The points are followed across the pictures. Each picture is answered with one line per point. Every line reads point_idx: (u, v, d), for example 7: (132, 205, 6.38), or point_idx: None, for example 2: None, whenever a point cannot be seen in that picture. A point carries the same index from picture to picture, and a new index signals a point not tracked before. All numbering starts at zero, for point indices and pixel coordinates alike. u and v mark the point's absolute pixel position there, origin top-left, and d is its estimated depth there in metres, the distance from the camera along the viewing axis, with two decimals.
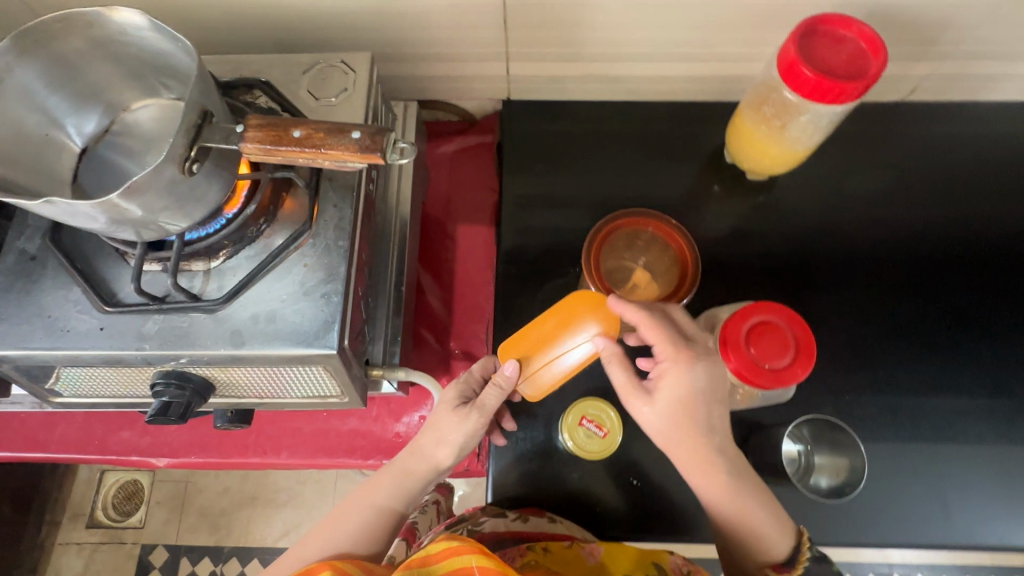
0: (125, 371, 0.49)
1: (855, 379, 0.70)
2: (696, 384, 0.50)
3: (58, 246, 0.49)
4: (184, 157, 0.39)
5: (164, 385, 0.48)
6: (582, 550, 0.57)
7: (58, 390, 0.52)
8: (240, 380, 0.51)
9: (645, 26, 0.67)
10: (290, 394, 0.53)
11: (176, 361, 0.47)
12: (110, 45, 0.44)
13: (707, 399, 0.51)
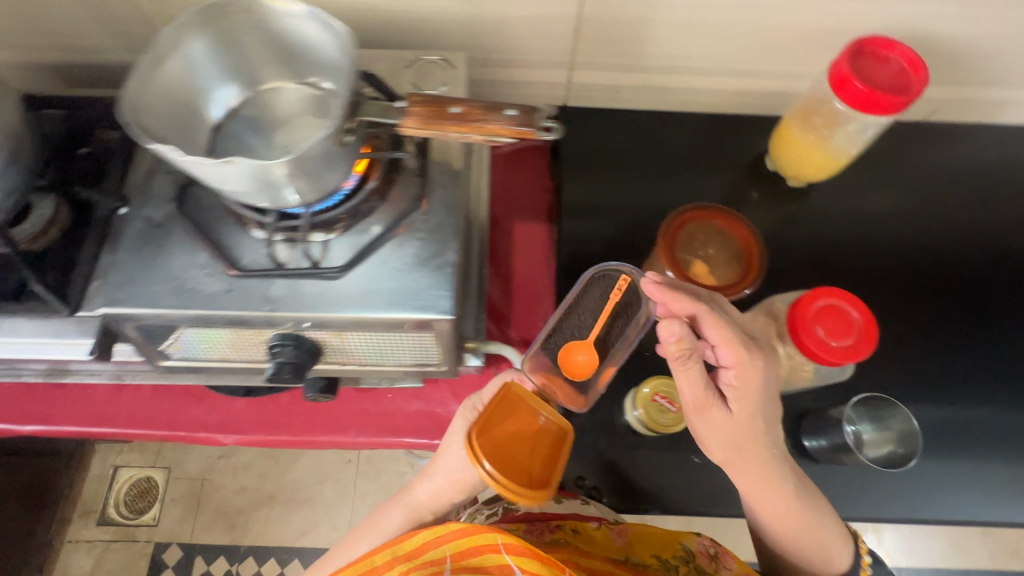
0: (244, 332, 0.52)
1: (896, 372, 0.74)
2: (767, 390, 0.56)
3: (185, 215, 0.53)
4: (342, 129, 0.43)
5: (282, 344, 0.52)
6: (610, 532, 0.63)
7: (169, 352, 0.54)
8: (349, 346, 0.54)
9: (702, 41, 0.74)
10: (392, 361, 0.57)
11: (298, 323, 0.51)
12: (263, 30, 0.49)
13: (772, 405, 0.57)
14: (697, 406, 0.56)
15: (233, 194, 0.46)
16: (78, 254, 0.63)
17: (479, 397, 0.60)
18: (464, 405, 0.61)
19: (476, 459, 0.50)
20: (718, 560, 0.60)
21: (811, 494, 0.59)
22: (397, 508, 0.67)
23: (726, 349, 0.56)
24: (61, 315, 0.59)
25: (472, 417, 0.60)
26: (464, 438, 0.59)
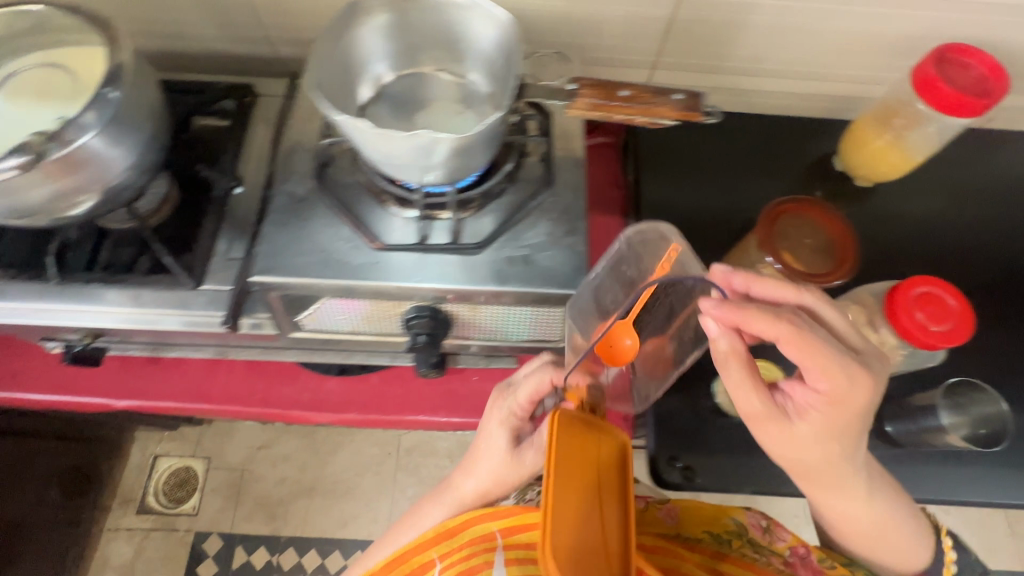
0: (384, 304, 0.54)
1: (975, 364, 0.76)
2: (858, 412, 0.51)
3: (326, 192, 0.56)
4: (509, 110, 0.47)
5: (421, 317, 0.54)
6: (658, 513, 0.68)
7: (303, 322, 0.57)
8: (475, 318, 0.58)
9: (784, 44, 0.77)
10: (515, 335, 0.62)
11: (439, 295, 0.53)
12: (421, 16, 0.51)
13: (862, 427, 0.52)
14: (768, 425, 0.52)
15: (393, 172, 0.50)
16: (196, 231, 0.65)
17: (512, 400, 0.59)
18: (495, 406, 0.61)
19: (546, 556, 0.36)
20: (771, 531, 0.65)
21: (886, 500, 0.59)
22: (440, 504, 0.64)
23: (813, 372, 0.49)
24: (186, 287, 0.62)
25: (506, 421, 0.60)
26: (504, 441, 0.59)
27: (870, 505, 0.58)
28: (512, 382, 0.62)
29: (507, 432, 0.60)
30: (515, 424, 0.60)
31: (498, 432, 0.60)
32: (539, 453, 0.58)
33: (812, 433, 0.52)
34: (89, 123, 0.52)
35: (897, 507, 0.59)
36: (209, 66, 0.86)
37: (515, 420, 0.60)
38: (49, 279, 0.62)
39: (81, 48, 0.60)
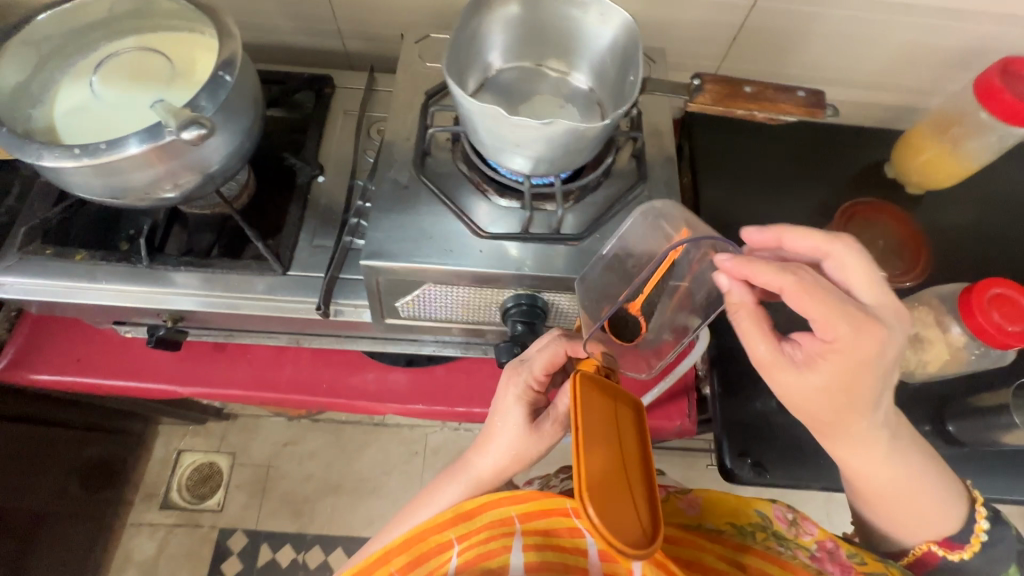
0: (487, 290, 0.56)
1: None
2: (873, 367, 0.46)
3: (429, 180, 0.56)
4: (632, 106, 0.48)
5: (518, 306, 0.56)
6: (680, 503, 0.64)
7: (402, 308, 0.59)
8: (570, 307, 0.60)
9: (847, 54, 0.79)
10: None
11: (543, 285, 0.55)
12: (540, 9, 0.52)
13: (879, 376, 0.48)
14: (779, 373, 0.49)
15: (504, 164, 0.51)
16: (284, 217, 0.66)
17: (528, 372, 0.55)
18: (510, 378, 0.56)
19: (585, 501, 0.35)
20: (797, 524, 0.60)
21: (908, 458, 0.55)
22: (452, 484, 0.59)
23: (817, 322, 0.46)
24: (276, 272, 0.63)
25: (522, 393, 0.55)
26: (520, 416, 0.55)
27: (887, 462, 0.54)
28: (525, 354, 0.57)
29: (523, 406, 0.55)
30: (530, 396, 0.55)
31: (514, 406, 0.55)
32: (558, 426, 0.55)
33: (822, 381, 0.47)
34: (204, 106, 0.52)
35: (922, 467, 0.55)
36: (276, 57, 0.86)
37: (532, 392, 0.55)
38: (139, 262, 0.62)
39: (189, 35, 0.61)
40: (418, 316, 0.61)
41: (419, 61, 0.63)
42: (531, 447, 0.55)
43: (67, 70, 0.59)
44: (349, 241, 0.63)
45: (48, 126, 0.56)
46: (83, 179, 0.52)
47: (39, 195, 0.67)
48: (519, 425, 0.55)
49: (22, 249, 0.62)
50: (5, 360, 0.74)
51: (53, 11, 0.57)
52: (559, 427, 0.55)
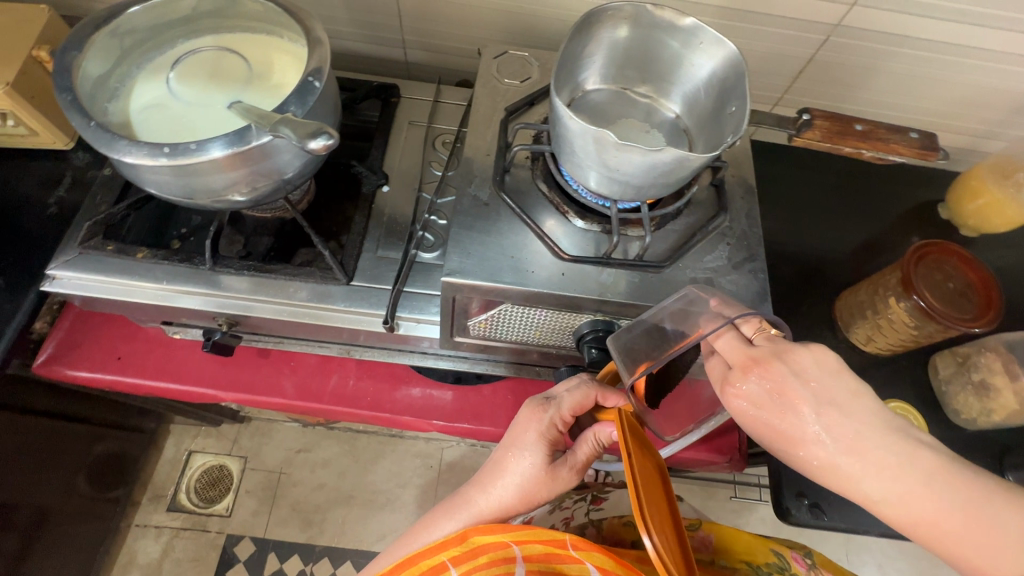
0: (564, 314, 0.54)
1: None
2: (791, 392, 0.43)
3: (510, 198, 0.55)
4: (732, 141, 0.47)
5: (594, 333, 0.55)
6: (693, 541, 0.65)
7: (472, 327, 0.58)
8: None
9: (913, 94, 0.79)
10: None
11: (624, 313, 0.53)
12: (643, 36, 0.52)
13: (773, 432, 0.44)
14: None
15: (590, 186, 0.51)
16: (347, 225, 0.65)
17: (556, 411, 0.52)
18: (534, 417, 0.53)
19: (649, 530, 0.38)
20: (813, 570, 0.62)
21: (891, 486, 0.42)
22: (450, 517, 0.54)
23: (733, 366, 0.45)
24: (338, 281, 0.61)
25: (545, 433, 0.52)
26: (539, 456, 0.52)
27: (871, 501, 0.43)
28: (552, 393, 0.55)
29: (543, 445, 0.52)
30: (553, 438, 0.53)
31: (534, 445, 0.52)
32: (575, 471, 0.53)
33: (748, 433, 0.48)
34: (292, 111, 0.50)
35: (912, 498, 0.42)
36: (337, 63, 0.86)
37: (556, 432, 0.53)
38: (202, 264, 0.61)
39: (272, 38, 0.61)
40: (486, 335, 0.60)
41: (497, 77, 0.63)
42: (544, 492, 0.52)
43: (146, 66, 0.58)
44: (415, 253, 0.62)
45: (125, 121, 0.55)
46: (159, 177, 0.50)
47: (100, 189, 0.65)
48: (536, 467, 0.52)
49: (83, 244, 0.61)
50: (44, 354, 0.72)
51: (144, 4, 0.55)
52: (575, 473, 0.53)
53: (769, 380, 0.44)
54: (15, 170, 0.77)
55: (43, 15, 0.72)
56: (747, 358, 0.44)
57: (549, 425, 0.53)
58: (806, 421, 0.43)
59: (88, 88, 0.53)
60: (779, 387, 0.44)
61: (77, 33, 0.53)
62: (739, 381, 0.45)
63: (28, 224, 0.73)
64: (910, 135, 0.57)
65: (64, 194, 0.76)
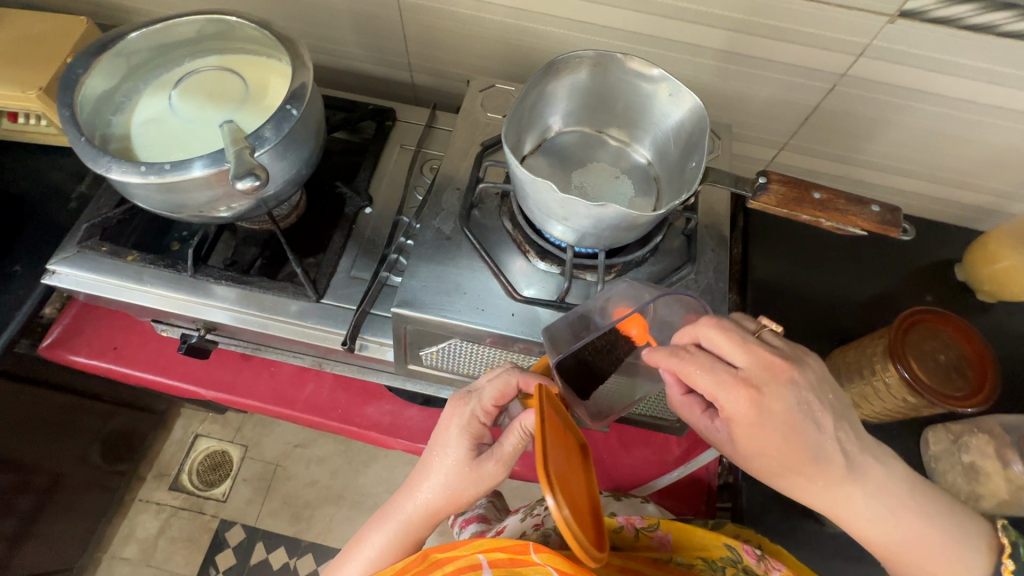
0: (515, 354, 0.54)
1: None
2: (812, 403, 0.46)
3: (471, 233, 0.56)
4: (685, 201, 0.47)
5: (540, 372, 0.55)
6: (650, 542, 0.61)
7: (426, 355, 0.59)
8: None
9: (930, 148, 0.75)
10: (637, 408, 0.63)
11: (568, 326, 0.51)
12: (610, 84, 0.54)
13: (784, 455, 0.46)
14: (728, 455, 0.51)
15: (551, 233, 0.53)
16: (328, 243, 0.68)
17: (475, 403, 0.51)
18: (454, 411, 0.52)
19: (554, 490, 0.35)
20: (765, 561, 0.58)
21: (883, 511, 0.48)
22: (387, 523, 0.55)
23: (757, 370, 0.46)
24: (309, 299, 0.63)
25: (466, 426, 0.52)
26: (461, 451, 0.51)
27: (856, 521, 0.48)
28: (475, 385, 0.54)
29: (464, 439, 0.52)
30: (475, 431, 0.52)
31: (455, 440, 0.52)
32: (501, 464, 0.51)
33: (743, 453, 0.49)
34: (268, 137, 0.53)
35: (896, 523, 0.48)
36: (347, 82, 0.89)
37: (478, 425, 0.52)
38: (184, 271, 0.64)
39: (268, 60, 0.63)
40: (442, 365, 0.61)
41: (480, 110, 0.64)
42: (471, 487, 0.51)
43: (151, 82, 0.62)
44: (385, 276, 0.63)
45: (124, 134, 0.59)
46: (146, 194, 0.54)
47: (106, 192, 0.70)
48: (459, 461, 0.51)
49: (82, 243, 0.66)
50: (50, 338, 0.78)
51: (144, 29, 0.59)
52: (502, 466, 0.51)
53: (795, 383, 0.46)
54: (43, 164, 0.83)
55: (82, 26, 0.78)
56: (777, 361, 0.46)
57: (468, 418, 0.52)
58: (828, 437, 0.46)
59: (93, 104, 0.58)
60: (801, 401, 0.45)
61: (88, 53, 0.57)
62: (766, 387, 0.45)
63: (50, 215, 0.79)
64: (874, 209, 0.55)
65: (85, 189, 0.81)
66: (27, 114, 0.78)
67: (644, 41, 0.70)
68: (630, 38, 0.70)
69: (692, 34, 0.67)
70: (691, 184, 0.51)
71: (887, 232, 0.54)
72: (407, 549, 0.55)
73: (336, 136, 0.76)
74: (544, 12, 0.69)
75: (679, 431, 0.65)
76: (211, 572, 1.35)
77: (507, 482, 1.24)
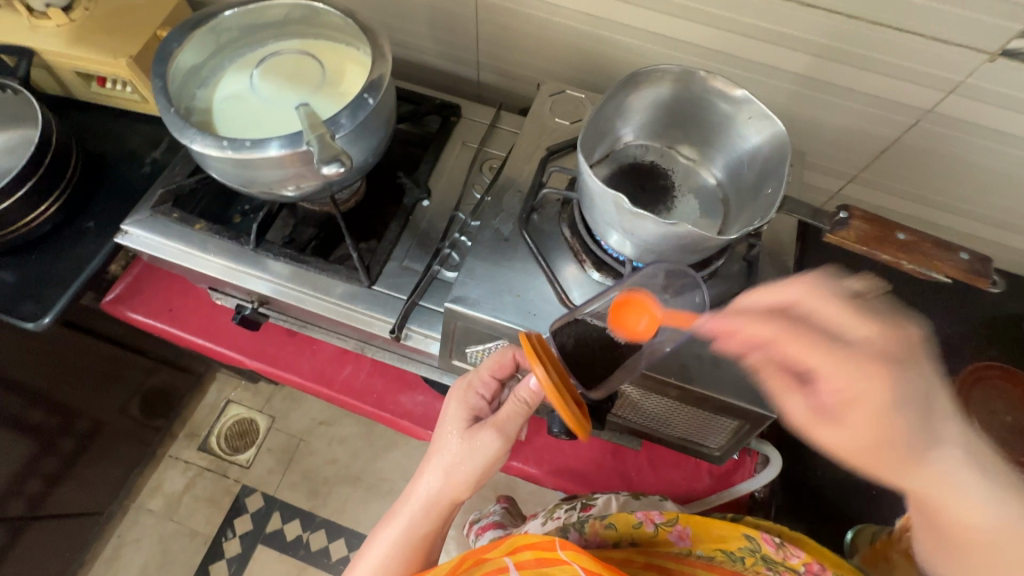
0: None
1: None
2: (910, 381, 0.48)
3: (529, 236, 0.57)
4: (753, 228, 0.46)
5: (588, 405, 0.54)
6: (669, 537, 0.58)
7: (470, 352, 0.60)
8: (639, 399, 0.58)
9: (1015, 195, 0.71)
10: (677, 432, 0.62)
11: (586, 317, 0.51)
12: (689, 99, 0.54)
13: (912, 401, 0.47)
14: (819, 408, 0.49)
15: (612, 244, 0.53)
16: (384, 231, 0.69)
17: (471, 374, 0.54)
18: (454, 387, 0.55)
19: (535, 361, 0.44)
20: (785, 548, 0.55)
21: (987, 496, 0.45)
22: (396, 517, 0.53)
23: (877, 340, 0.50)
24: (361, 283, 0.64)
25: (463, 399, 0.53)
26: (457, 424, 0.52)
27: (948, 490, 0.46)
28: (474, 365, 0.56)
29: (462, 413, 0.53)
30: (472, 405, 0.53)
31: (453, 415, 0.53)
32: (496, 432, 0.51)
33: (857, 374, 0.48)
34: (343, 123, 0.54)
35: (994, 510, 0.45)
36: (415, 75, 0.90)
37: (475, 401, 0.54)
38: (246, 245, 0.67)
39: (347, 48, 0.65)
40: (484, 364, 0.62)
41: (547, 115, 0.65)
42: (472, 462, 0.51)
43: (236, 60, 0.65)
44: (437, 270, 0.64)
45: (207, 108, 0.61)
46: (221, 166, 0.56)
47: (181, 160, 0.73)
48: (458, 434, 0.52)
49: (155, 208, 0.69)
50: (113, 294, 0.82)
51: (237, 9, 0.62)
52: (498, 434, 0.51)
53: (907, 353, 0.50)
54: (124, 128, 0.87)
55: (173, 1, 0.81)
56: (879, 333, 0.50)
57: (462, 394, 0.54)
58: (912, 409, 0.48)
59: (182, 77, 0.61)
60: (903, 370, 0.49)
61: (183, 28, 0.60)
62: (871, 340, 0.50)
63: (126, 177, 0.83)
64: (962, 257, 0.53)
65: (159, 155, 0.85)
66: (115, 80, 0.82)
67: (721, 59, 0.69)
68: (708, 55, 0.69)
69: (774, 55, 0.66)
70: (760, 210, 0.50)
71: (975, 282, 0.52)
72: (417, 549, 0.51)
73: (402, 127, 0.77)
74: (622, 21, 0.69)
75: (717, 459, 0.64)
76: (228, 535, 1.39)
77: (524, 487, 1.24)
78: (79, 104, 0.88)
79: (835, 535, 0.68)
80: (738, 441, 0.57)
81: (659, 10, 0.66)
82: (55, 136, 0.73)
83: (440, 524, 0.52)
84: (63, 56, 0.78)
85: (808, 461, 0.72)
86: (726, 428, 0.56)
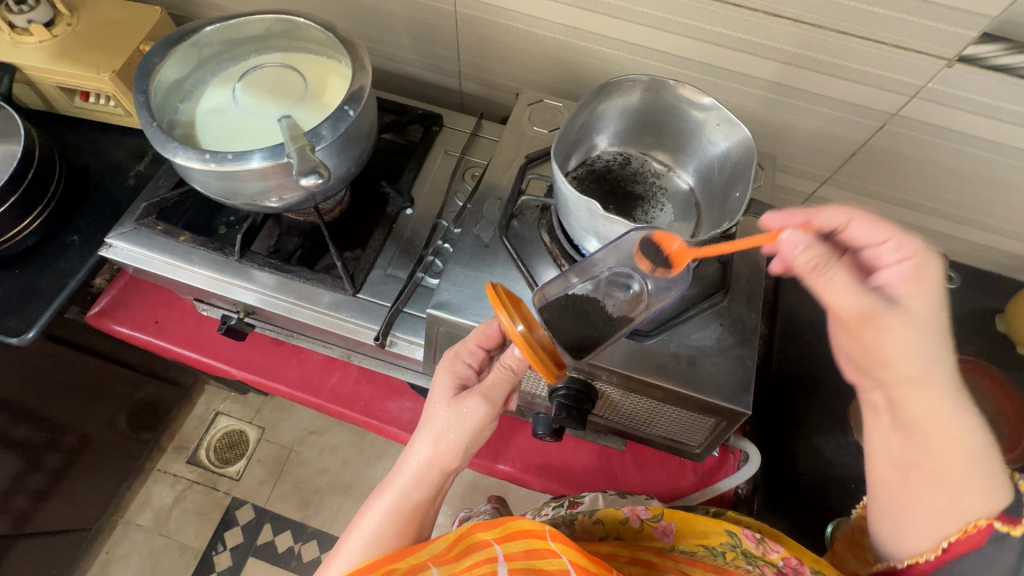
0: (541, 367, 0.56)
1: None
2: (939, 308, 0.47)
3: (509, 242, 0.58)
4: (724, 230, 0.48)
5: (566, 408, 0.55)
6: (655, 532, 0.60)
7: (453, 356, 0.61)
8: (620, 400, 0.59)
9: (979, 194, 0.73)
10: (658, 430, 0.63)
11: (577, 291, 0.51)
12: (660, 107, 0.56)
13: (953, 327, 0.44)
14: (878, 324, 0.42)
15: (589, 248, 0.54)
16: (368, 239, 0.70)
17: (461, 343, 0.55)
18: (443, 357, 0.55)
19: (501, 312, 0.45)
20: (765, 542, 0.56)
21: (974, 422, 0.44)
22: (387, 488, 0.53)
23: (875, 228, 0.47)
24: (345, 292, 0.65)
25: (451, 367, 0.54)
26: (444, 393, 0.54)
27: (946, 405, 0.44)
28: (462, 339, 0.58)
29: (450, 382, 0.54)
30: (460, 373, 0.54)
31: (442, 383, 0.54)
32: (484, 398, 0.52)
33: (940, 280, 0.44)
34: (324, 135, 0.55)
35: (973, 435, 0.44)
36: (398, 85, 0.92)
37: (465, 371, 0.54)
38: (231, 255, 0.67)
39: (328, 60, 0.66)
40: None
41: (526, 123, 0.66)
42: (462, 427, 0.52)
43: (218, 74, 0.66)
44: (421, 277, 0.65)
45: (189, 121, 0.62)
46: (204, 179, 0.57)
47: (165, 173, 0.74)
48: (449, 400, 0.53)
49: (139, 221, 0.69)
50: (97, 307, 0.82)
51: (218, 24, 0.63)
52: (485, 400, 0.52)
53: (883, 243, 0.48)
54: (107, 142, 0.87)
55: (155, 15, 0.82)
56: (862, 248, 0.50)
57: (452, 361, 0.54)
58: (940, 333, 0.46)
59: (164, 91, 0.62)
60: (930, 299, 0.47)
61: (164, 43, 0.61)
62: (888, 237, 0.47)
63: (109, 191, 0.83)
64: None
65: (143, 169, 0.85)
66: (97, 94, 0.83)
67: (694, 67, 0.71)
68: (680, 63, 0.71)
69: (744, 63, 0.68)
70: (732, 209, 0.53)
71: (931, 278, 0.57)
72: (410, 519, 0.51)
73: (385, 136, 0.79)
74: (596, 31, 0.70)
75: (698, 458, 0.65)
76: (219, 548, 1.38)
77: (515, 490, 1.25)
78: (61, 119, 0.88)
79: (816, 529, 0.70)
80: (716, 439, 0.59)
81: (632, 20, 0.67)
82: (38, 152, 0.73)
83: (432, 493, 0.53)
84: (45, 71, 0.78)
85: (790, 456, 0.74)
86: (706, 427, 0.57)
